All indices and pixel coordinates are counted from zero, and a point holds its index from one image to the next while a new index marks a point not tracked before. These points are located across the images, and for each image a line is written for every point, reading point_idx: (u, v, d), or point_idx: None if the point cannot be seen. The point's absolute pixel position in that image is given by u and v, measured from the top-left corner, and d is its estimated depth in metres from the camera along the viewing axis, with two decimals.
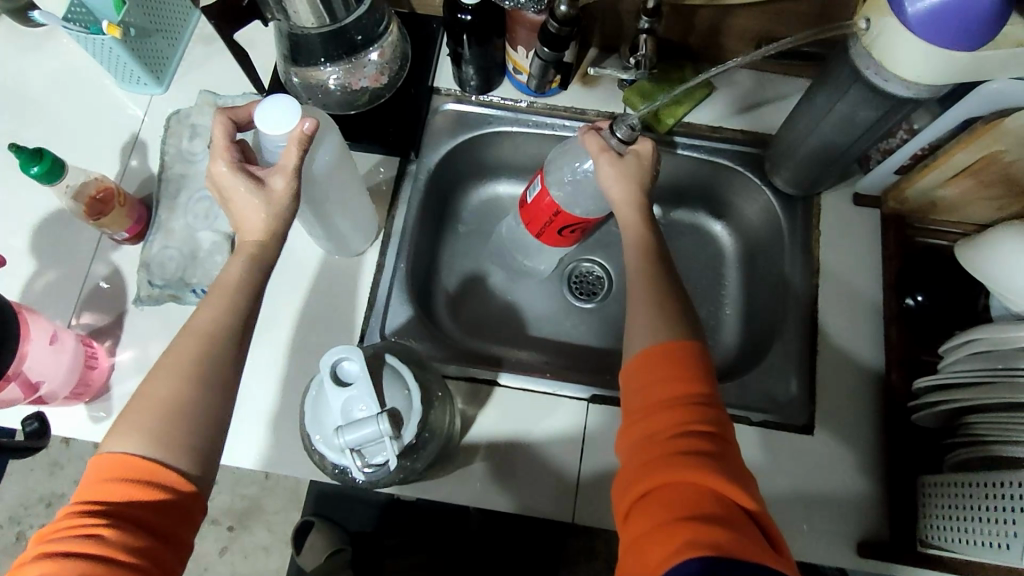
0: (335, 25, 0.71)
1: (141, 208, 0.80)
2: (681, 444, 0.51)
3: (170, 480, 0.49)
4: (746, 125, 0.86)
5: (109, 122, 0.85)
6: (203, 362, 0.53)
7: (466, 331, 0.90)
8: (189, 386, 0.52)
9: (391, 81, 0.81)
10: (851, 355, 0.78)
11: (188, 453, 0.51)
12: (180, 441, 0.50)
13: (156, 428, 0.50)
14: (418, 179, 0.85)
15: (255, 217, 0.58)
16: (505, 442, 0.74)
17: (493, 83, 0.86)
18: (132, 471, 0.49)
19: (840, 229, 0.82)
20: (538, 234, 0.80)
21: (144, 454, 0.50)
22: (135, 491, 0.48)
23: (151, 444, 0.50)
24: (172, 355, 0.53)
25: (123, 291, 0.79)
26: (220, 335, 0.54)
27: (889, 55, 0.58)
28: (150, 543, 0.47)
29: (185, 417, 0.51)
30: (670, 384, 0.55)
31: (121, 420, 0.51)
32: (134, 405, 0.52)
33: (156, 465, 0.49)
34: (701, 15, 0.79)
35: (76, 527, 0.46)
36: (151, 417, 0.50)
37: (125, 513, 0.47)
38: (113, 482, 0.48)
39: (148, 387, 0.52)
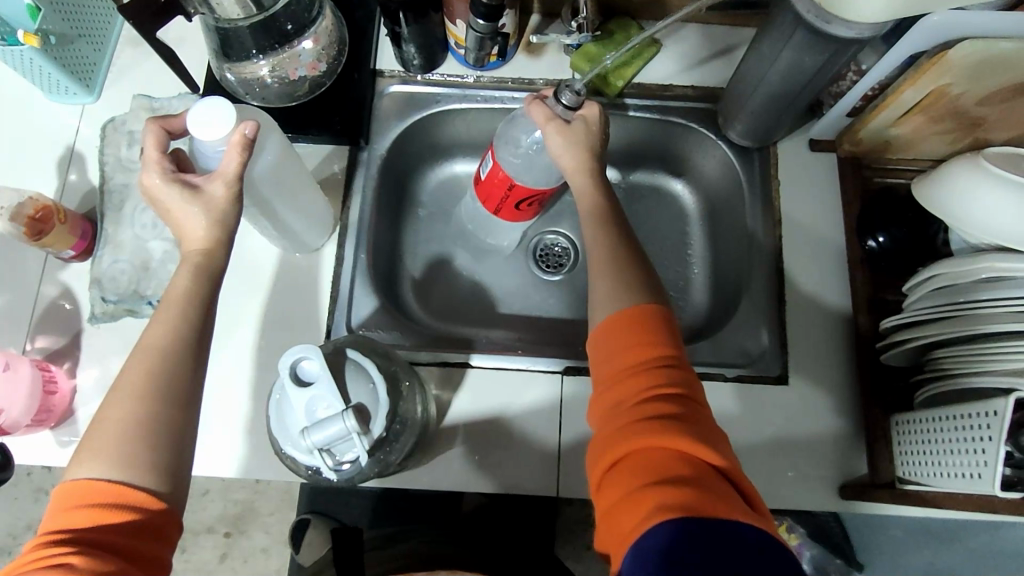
0: (265, 16, 0.68)
1: (85, 223, 0.77)
2: (648, 410, 0.51)
3: (138, 501, 0.48)
4: (697, 81, 0.85)
5: (43, 137, 0.81)
6: (160, 379, 0.51)
7: (436, 315, 0.89)
8: (147, 404, 0.50)
9: (330, 68, 0.79)
10: (818, 302, 0.78)
11: (153, 473, 0.49)
12: (144, 461, 0.49)
13: (118, 450, 0.49)
14: (370, 165, 0.83)
15: (196, 225, 0.56)
16: (485, 423, 0.74)
17: (437, 61, 0.84)
18: (98, 495, 0.47)
19: (798, 177, 0.82)
20: (497, 210, 0.79)
21: (108, 477, 0.48)
22: (103, 515, 0.47)
23: (114, 467, 0.48)
24: (127, 375, 0.51)
25: (77, 310, 0.77)
26: (173, 350, 0.52)
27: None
28: (124, 564, 0.46)
29: (146, 437, 0.49)
30: (633, 350, 0.54)
31: (81, 446, 0.50)
32: (93, 429, 0.50)
33: (122, 486, 0.48)
34: None
35: (44, 557, 0.44)
36: (112, 440, 0.49)
37: (95, 538, 0.46)
38: (79, 508, 0.47)
39: (105, 411, 0.50)
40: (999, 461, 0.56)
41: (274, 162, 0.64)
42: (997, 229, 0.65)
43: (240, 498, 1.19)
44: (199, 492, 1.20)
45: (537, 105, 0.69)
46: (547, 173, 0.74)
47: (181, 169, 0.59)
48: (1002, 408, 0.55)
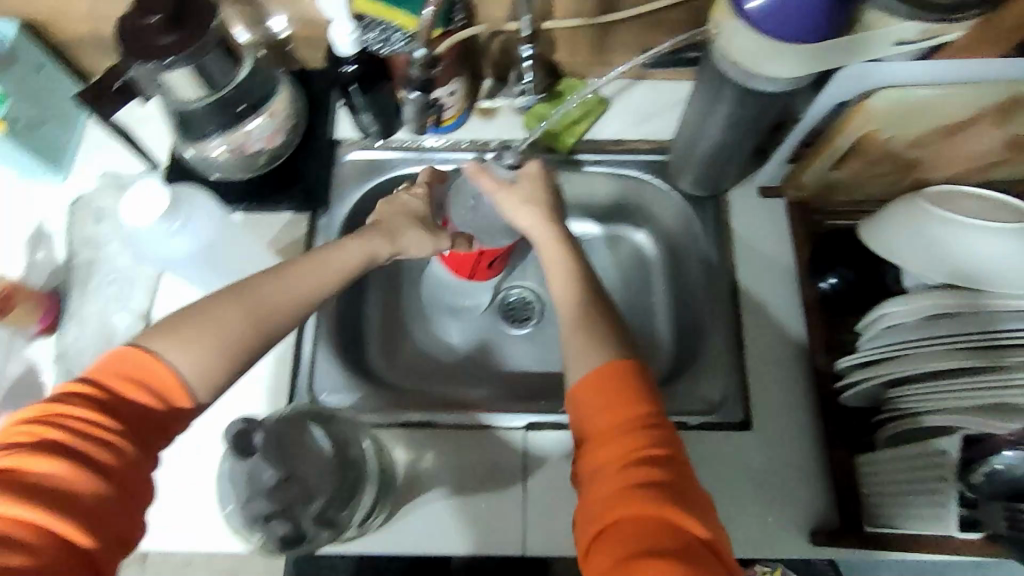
0: (218, 94, 0.71)
1: (52, 299, 0.78)
2: (634, 475, 0.49)
3: (165, 390, 0.51)
4: (646, 135, 0.89)
5: (13, 218, 0.83)
6: (274, 308, 0.57)
7: (402, 374, 0.89)
8: (241, 334, 0.55)
9: (288, 138, 0.81)
10: (776, 346, 0.79)
11: (209, 387, 0.52)
12: (201, 359, 0.52)
13: (195, 344, 0.52)
14: (330, 230, 0.84)
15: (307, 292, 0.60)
16: (451, 482, 0.73)
17: (394, 127, 0.86)
18: (137, 372, 0.50)
19: (748, 224, 0.84)
20: (470, 276, 0.85)
21: (167, 355, 0.51)
22: (128, 388, 0.49)
23: (185, 361, 0.51)
24: (248, 288, 0.57)
25: (40, 387, 0.76)
26: (298, 298, 0.59)
27: (763, 57, 0.58)
28: (128, 461, 0.47)
29: (229, 351, 0.53)
30: (618, 409, 0.53)
31: (158, 325, 0.53)
32: (173, 320, 0.53)
33: (173, 377, 0.51)
34: (582, 35, 0.82)
35: (60, 411, 0.46)
36: (197, 334, 0.52)
37: (120, 409, 0.48)
38: (115, 375, 0.49)
39: (191, 312, 0.54)
40: (955, 499, 0.55)
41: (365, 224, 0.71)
42: (951, 268, 0.66)
43: None
44: None
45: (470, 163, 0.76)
46: (500, 233, 0.80)
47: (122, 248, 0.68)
48: (950, 446, 0.55)
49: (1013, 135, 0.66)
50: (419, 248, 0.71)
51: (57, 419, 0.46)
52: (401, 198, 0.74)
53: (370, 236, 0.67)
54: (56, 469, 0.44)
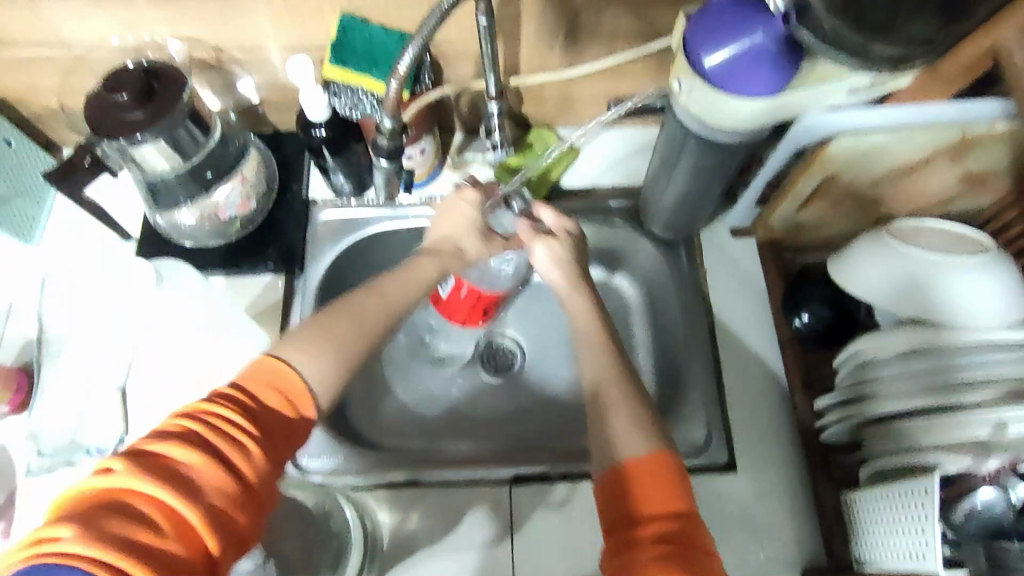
0: (189, 165, 0.73)
1: (22, 376, 0.77)
2: (658, 550, 0.47)
3: (302, 404, 0.52)
4: (616, 181, 0.91)
5: None
6: (375, 323, 0.60)
7: (384, 431, 0.87)
8: (361, 336, 0.58)
9: (260, 204, 0.81)
10: (755, 386, 0.80)
11: (329, 398, 0.55)
12: (321, 367, 0.54)
13: (313, 351, 0.55)
14: (307, 292, 0.83)
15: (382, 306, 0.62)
16: (438, 543, 0.72)
17: (368, 184, 0.87)
18: (280, 385, 0.52)
19: (721, 265, 0.85)
20: (463, 320, 0.83)
21: (293, 365, 0.53)
22: (271, 400, 0.51)
23: (323, 365, 0.55)
24: (358, 304, 0.60)
25: (12, 467, 0.75)
26: (397, 311, 0.63)
27: (721, 110, 0.60)
28: (264, 466, 0.48)
29: (351, 354, 0.57)
30: (649, 487, 0.51)
31: (294, 337, 0.55)
32: (304, 330, 0.56)
33: (301, 387, 0.53)
34: (549, 88, 0.84)
35: (211, 408, 0.48)
36: (324, 346, 0.56)
37: (259, 414, 0.49)
38: (263, 386, 0.51)
39: (321, 324, 0.57)
40: (937, 538, 0.55)
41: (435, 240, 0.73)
42: (922, 305, 0.67)
43: None
44: None
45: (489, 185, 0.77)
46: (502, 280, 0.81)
47: None
48: (930, 485, 0.55)
49: (967, 170, 0.69)
50: (479, 253, 0.73)
51: (207, 415, 0.47)
52: (455, 201, 0.73)
53: (439, 252, 0.70)
54: (197, 461, 0.45)
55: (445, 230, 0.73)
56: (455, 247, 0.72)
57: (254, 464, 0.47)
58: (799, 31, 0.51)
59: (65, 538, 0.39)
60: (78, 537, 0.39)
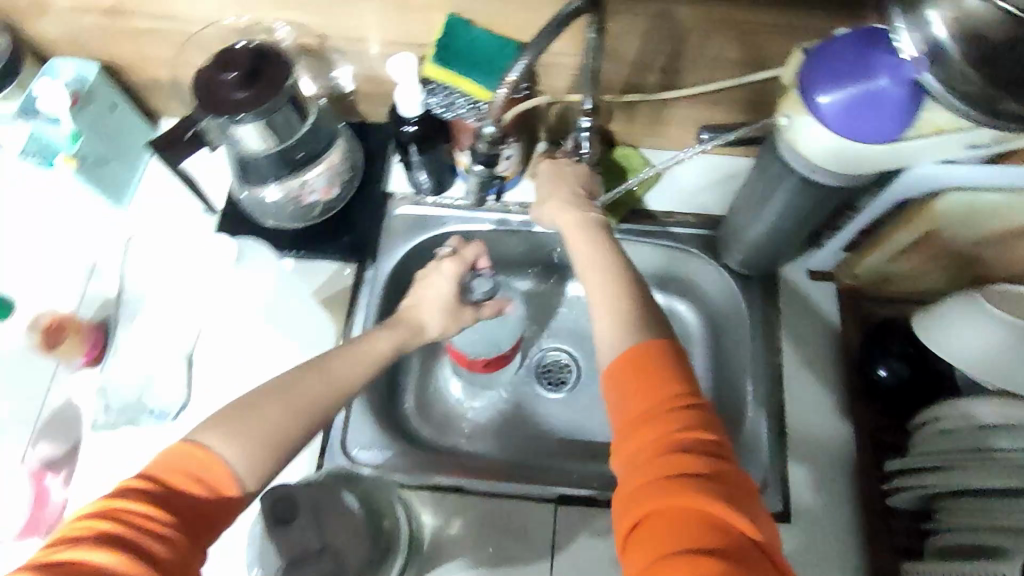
0: (279, 150, 0.73)
1: (98, 332, 0.79)
2: (670, 464, 0.47)
3: (224, 486, 0.49)
4: (697, 210, 0.88)
5: (70, 248, 0.85)
6: (315, 402, 0.55)
7: (432, 431, 0.87)
8: (299, 415, 0.54)
9: (343, 192, 0.83)
10: (822, 437, 0.76)
11: (257, 478, 0.50)
12: (248, 455, 0.50)
13: (242, 438, 0.50)
14: (375, 283, 0.83)
15: (362, 367, 0.61)
16: (477, 552, 0.71)
17: (447, 184, 0.87)
18: (199, 469, 0.48)
19: (796, 306, 0.82)
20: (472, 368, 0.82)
21: (213, 447, 0.49)
22: (190, 484, 0.48)
23: (252, 453, 0.50)
24: (298, 380, 0.56)
25: (77, 418, 0.77)
26: (342, 392, 0.58)
27: (834, 151, 0.57)
28: (183, 554, 0.45)
29: (287, 442, 0.53)
30: (656, 391, 0.51)
31: (221, 419, 0.51)
32: (236, 408, 0.52)
33: (220, 470, 0.49)
34: (641, 108, 0.83)
35: (118, 505, 0.44)
36: (249, 432, 0.51)
37: (176, 502, 0.46)
38: (184, 474, 0.48)
39: (258, 403, 0.53)
40: None
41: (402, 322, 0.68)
42: None
43: None
44: None
45: (478, 249, 0.75)
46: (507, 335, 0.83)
47: None
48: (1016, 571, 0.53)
49: None
50: (445, 327, 0.70)
51: (119, 511, 0.44)
52: (434, 274, 0.72)
53: (399, 329, 0.66)
54: (113, 564, 0.42)
55: (414, 299, 0.71)
56: (417, 322, 0.69)
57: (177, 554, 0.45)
58: (926, 77, 0.49)
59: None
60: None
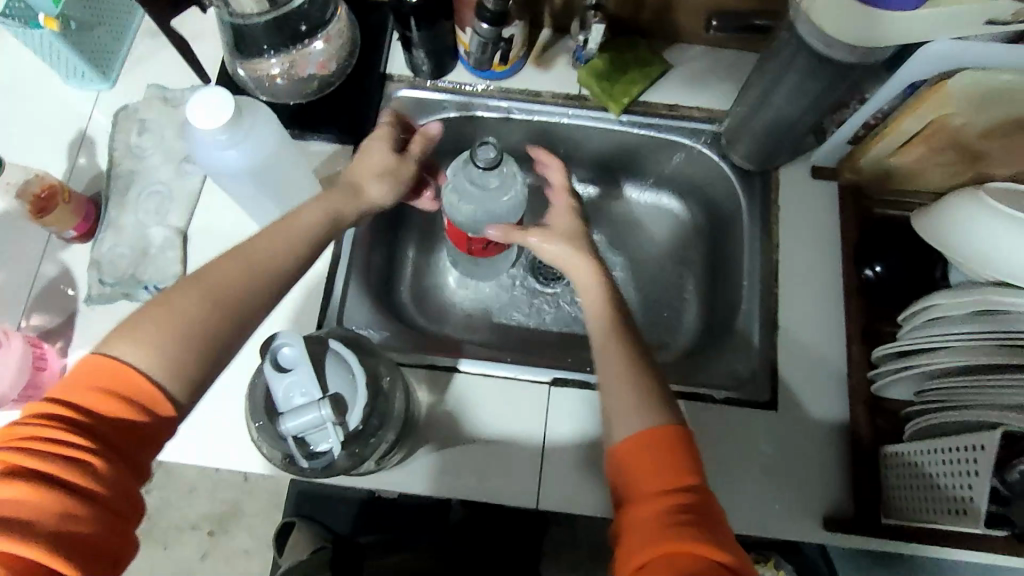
0: (280, 15, 0.71)
1: (90, 205, 0.78)
2: (667, 516, 0.47)
3: (145, 399, 0.47)
4: (703, 103, 0.85)
5: (58, 121, 0.83)
6: (231, 286, 0.53)
7: (428, 319, 0.88)
8: (212, 304, 0.52)
9: (340, 68, 0.81)
10: (814, 330, 0.76)
11: (180, 382, 0.49)
12: (161, 356, 0.48)
13: (153, 338, 0.48)
14: None
15: (288, 251, 0.58)
16: (469, 429, 0.73)
17: (447, 68, 0.84)
18: (116, 384, 0.47)
19: (798, 202, 0.81)
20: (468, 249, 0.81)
21: (128, 358, 0.47)
22: (114, 406, 0.46)
23: (160, 363, 0.48)
24: (213, 272, 0.53)
25: (73, 290, 0.77)
26: (263, 269, 0.55)
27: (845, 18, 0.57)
28: (117, 480, 0.44)
29: (205, 339, 0.50)
30: (655, 461, 0.51)
31: (130, 329, 0.49)
32: (147, 311, 0.50)
33: (148, 386, 0.47)
34: None
35: (36, 432, 0.43)
36: (156, 334, 0.48)
37: (100, 427, 0.45)
38: (100, 392, 0.46)
39: (169, 298, 0.51)
40: (985, 496, 0.54)
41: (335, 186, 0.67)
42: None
43: (228, 497, 1.23)
44: (187, 489, 1.23)
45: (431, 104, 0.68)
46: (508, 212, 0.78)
47: (204, 116, 0.58)
48: (990, 441, 0.53)
49: None
50: (383, 198, 0.69)
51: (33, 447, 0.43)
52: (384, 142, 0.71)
53: (330, 199, 0.64)
54: (32, 499, 0.41)
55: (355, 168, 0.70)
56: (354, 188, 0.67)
57: (106, 478, 0.44)
58: None
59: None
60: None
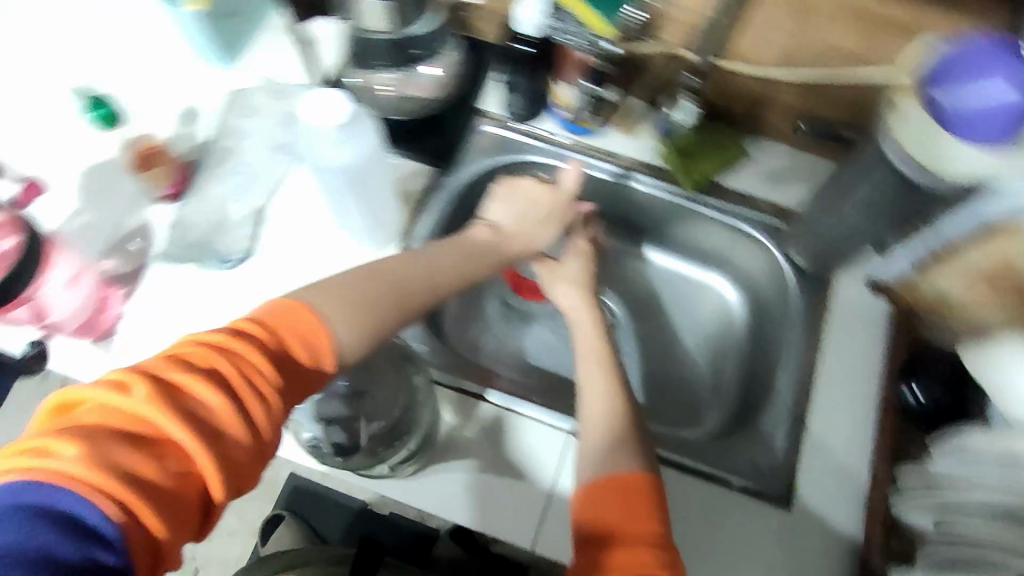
0: (399, 39, 0.80)
1: (186, 169, 0.83)
2: None
3: (321, 351, 0.49)
4: (772, 197, 0.87)
5: (174, 90, 0.89)
6: (408, 285, 0.60)
7: (465, 346, 0.90)
8: (399, 295, 0.59)
9: (445, 96, 0.86)
10: (841, 437, 0.76)
11: (357, 352, 0.52)
12: (355, 329, 0.52)
13: (352, 316, 0.53)
14: (450, 190, 0.86)
15: (462, 271, 0.66)
16: (484, 459, 0.74)
17: (538, 115, 0.89)
18: (309, 330, 0.50)
19: (848, 311, 0.82)
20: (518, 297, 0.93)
21: (326, 316, 0.51)
22: (297, 347, 0.48)
23: (347, 321, 0.52)
24: (400, 270, 0.60)
25: (148, 244, 0.82)
26: (436, 280, 0.63)
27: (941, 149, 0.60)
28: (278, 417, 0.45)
29: (380, 320, 0.55)
30: (632, 523, 0.50)
31: (331, 292, 0.53)
32: (341, 281, 0.55)
33: (328, 340, 0.50)
34: (746, 84, 0.83)
35: (234, 343, 0.45)
36: (351, 305, 0.53)
37: (284, 365, 0.47)
38: (290, 329, 0.49)
39: (367, 280, 0.57)
40: None
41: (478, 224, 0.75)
42: None
43: None
44: None
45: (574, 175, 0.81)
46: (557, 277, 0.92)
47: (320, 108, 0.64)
48: None
49: None
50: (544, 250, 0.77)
51: (230, 356, 0.44)
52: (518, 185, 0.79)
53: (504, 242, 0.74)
54: (214, 403, 0.42)
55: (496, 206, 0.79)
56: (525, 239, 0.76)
57: (272, 415, 0.44)
58: None
59: (66, 457, 0.37)
60: (79, 460, 0.37)
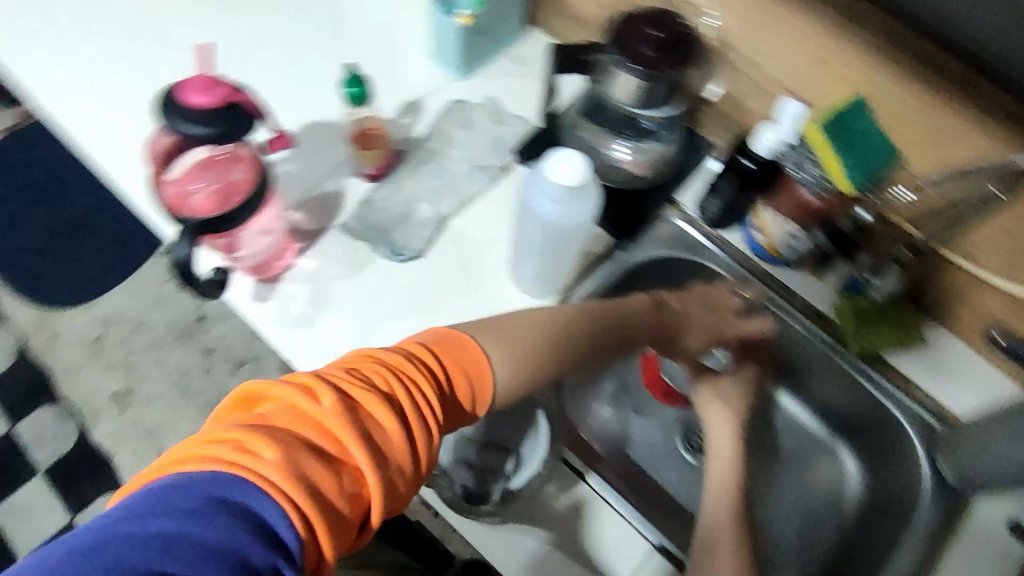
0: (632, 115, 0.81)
1: (393, 158, 0.88)
2: None
3: (475, 384, 0.55)
4: (934, 392, 0.82)
5: (407, 80, 0.94)
6: (569, 346, 0.65)
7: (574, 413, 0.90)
8: (554, 352, 0.63)
9: (655, 174, 0.87)
10: None
11: (510, 388, 0.59)
12: (509, 370, 0.58)
13: (511, 356, 0.58)
14: (618, 265, 0.85)
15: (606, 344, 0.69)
16: (564, 537, 0.73)
17: (727, 225, 0.88)
18: (462, 360, 0.55)
19: (976, 543, 0.76)
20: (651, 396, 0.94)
21: (488, 356, 0.57)
22: (449, 373, 0.53)
23: (507, 362, 0.58)
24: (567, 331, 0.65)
25: (335, 211, 0.86)
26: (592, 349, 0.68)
27: None
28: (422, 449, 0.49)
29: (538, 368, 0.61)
30: None
31: (490, 334, 0.59)
32: (500, 327, 0.61)
33: (483, 371, 0.56)
34: (955, 277, 0.79)
35: (406, 369, 0.50)
36: (513, 349, 0.59)
37: (426, 396, 0.50)
38: (447, 359, 0.53)
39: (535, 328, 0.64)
40: None
41: (649, 297, 0.78)
42: None
43: None
44: None
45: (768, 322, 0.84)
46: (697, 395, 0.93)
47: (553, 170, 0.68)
48: None
49: None
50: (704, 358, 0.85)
51: (393, 388, 0.49)
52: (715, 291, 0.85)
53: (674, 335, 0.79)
54: (386, 426, 0.47)
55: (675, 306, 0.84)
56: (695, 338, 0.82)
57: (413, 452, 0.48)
58: None
59: (266, 458, 0.42)
60: (276, 464, 0.42)
